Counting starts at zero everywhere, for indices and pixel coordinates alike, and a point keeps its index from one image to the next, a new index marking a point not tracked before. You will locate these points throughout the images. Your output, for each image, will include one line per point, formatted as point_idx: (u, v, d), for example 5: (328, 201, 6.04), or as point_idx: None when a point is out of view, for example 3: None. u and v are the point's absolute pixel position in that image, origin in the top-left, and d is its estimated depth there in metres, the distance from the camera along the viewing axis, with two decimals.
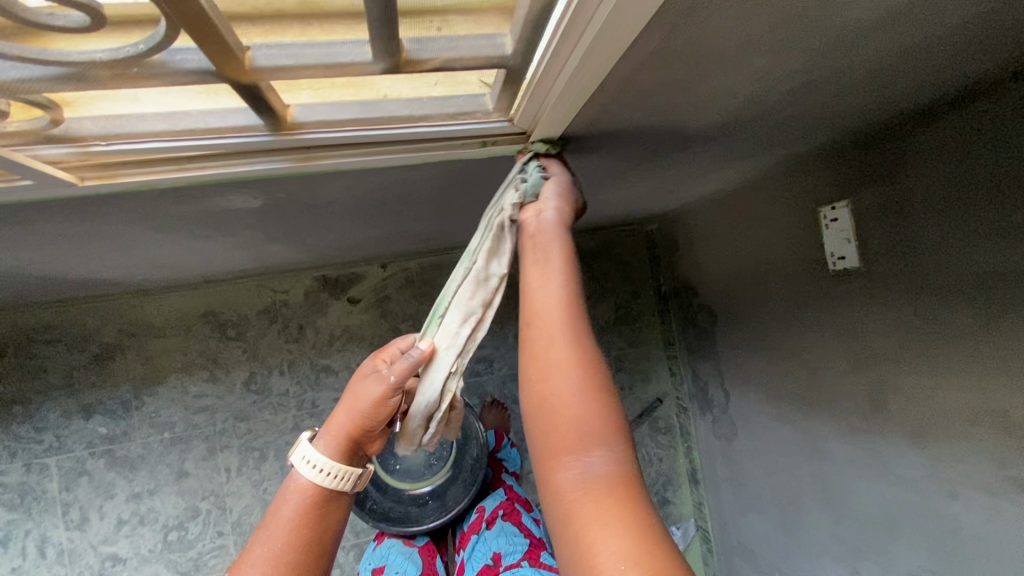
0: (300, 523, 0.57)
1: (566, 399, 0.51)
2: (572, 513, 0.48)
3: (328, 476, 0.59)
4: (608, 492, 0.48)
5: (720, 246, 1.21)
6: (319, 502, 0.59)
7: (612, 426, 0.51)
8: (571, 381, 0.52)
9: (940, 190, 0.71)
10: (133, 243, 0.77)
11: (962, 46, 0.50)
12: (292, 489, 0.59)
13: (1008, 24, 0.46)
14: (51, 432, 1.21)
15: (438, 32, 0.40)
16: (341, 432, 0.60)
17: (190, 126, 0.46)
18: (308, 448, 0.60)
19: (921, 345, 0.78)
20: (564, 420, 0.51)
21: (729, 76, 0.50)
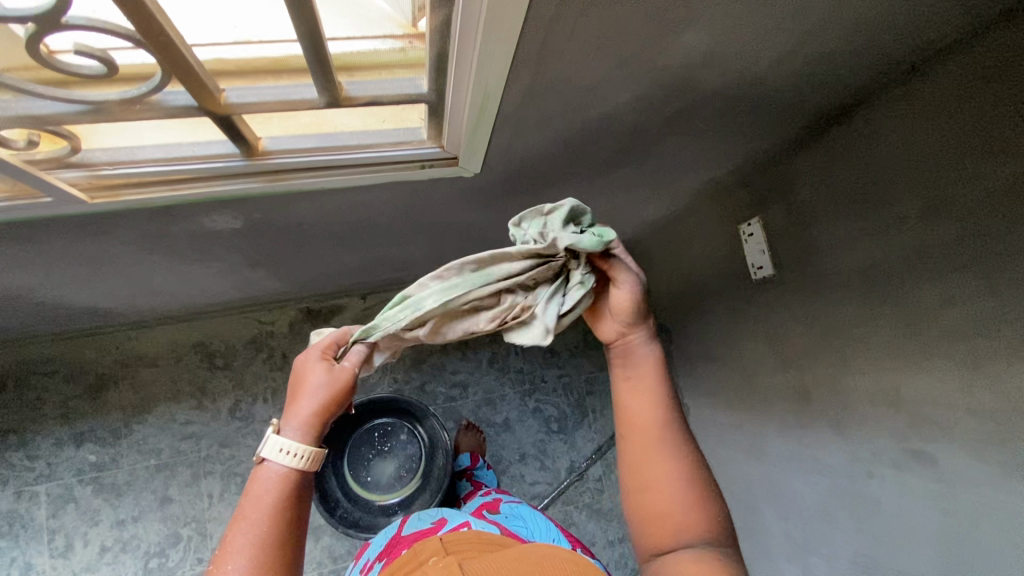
0: (279, 506, 0.50)
1: (667, 483, 0.54)
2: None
3: (296, 457, 0.50)
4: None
5: (667, 268, 1.32)
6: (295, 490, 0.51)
7: (718, 521, 0.54)
8: (670, 467, 0.54)
9: (825, 199, 0.83)
10: (131, 267, 0.88)
11: (804, 67, 0.62)
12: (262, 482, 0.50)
13: (833, 45, 0.58)
14: (43, 460, 1.27)
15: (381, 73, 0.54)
16: (305, 419, 0.52)
17: (180, 153, 0.59)
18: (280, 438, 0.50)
19: (828, 338, 0.87)
20: (667, 515, 0.53)
21: (607, 106, 0.63)
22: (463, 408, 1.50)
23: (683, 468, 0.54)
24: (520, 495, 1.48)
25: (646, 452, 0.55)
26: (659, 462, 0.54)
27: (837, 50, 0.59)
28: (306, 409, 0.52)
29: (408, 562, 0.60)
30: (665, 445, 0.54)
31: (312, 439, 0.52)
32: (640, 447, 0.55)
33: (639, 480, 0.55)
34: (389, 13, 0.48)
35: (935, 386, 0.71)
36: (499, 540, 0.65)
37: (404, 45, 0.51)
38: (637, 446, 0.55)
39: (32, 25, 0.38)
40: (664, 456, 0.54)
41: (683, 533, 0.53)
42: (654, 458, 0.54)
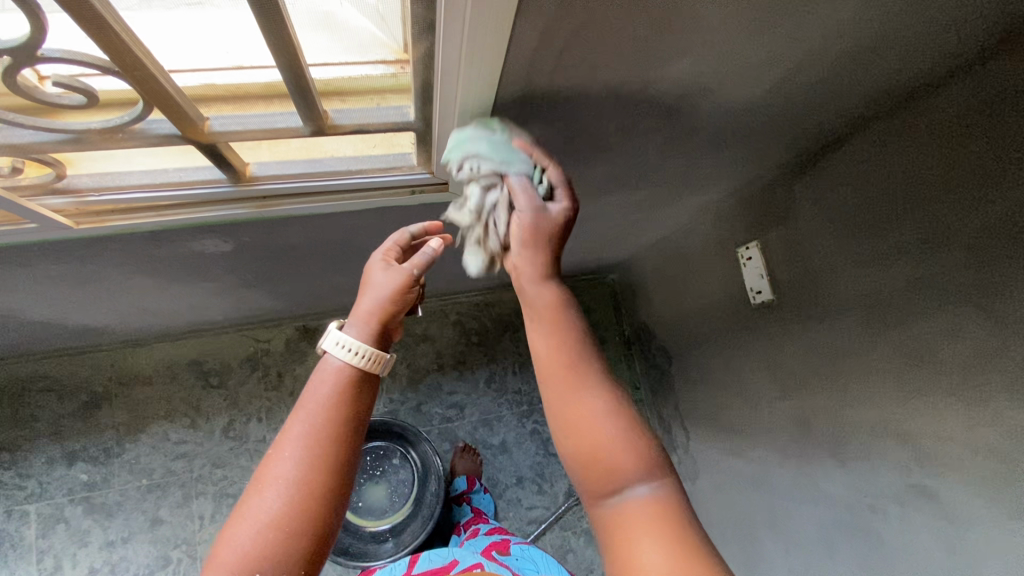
0: (337, 407, 0.44)
1: (590, 422, 0.42)
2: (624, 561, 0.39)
3: (359, 356, 0.46)
4: (663, 537, 0.39)
5: (666, 290, 1.31)
6: (354, 392, 0.45)
7: (655, 454, 0.42)
8: (591, 401, 0.43)
9: (826, 224, 0.81)
10: (122, 289, 0.87)
11: (798, 94, 0.61)
12: (322, 381, 0.45)
13: (827, 73, 0.57)
14: (35, 479, 1.26)
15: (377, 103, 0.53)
16: (369, 316, 0.48)
17: (167, 180, 0.59)
18: (342, 331, 0.47)
19: (829, 367, 0.85)
20: (596, 459, 0.42)
21: (597, 132, 0.62)
22: (460, 429, 1.48)
23: (594, 391, 0.44)
24: (517, 519, 1.45)
25: (563, 385, 0.44)
26: (567, 390, 0.44)
27: (832, 77, 0.58)
28: (369, 306, 0.49)
29: None
30: (570, 366, 0.45)
31: (374, 337, 0.47)
32: (548, 375, 0.45)
33: (560, 421, 0.44)
34: (382, 39, 0.45)
35: (940, 419, 0.69)
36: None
37: (397, 70, 0.49)
38: (552, 381, 0.45)
39: (8, 58, 0.38)
40: (571, 378, 0.44)
41: (624, 480, 0.41)
42: (558, 393, 0.44)
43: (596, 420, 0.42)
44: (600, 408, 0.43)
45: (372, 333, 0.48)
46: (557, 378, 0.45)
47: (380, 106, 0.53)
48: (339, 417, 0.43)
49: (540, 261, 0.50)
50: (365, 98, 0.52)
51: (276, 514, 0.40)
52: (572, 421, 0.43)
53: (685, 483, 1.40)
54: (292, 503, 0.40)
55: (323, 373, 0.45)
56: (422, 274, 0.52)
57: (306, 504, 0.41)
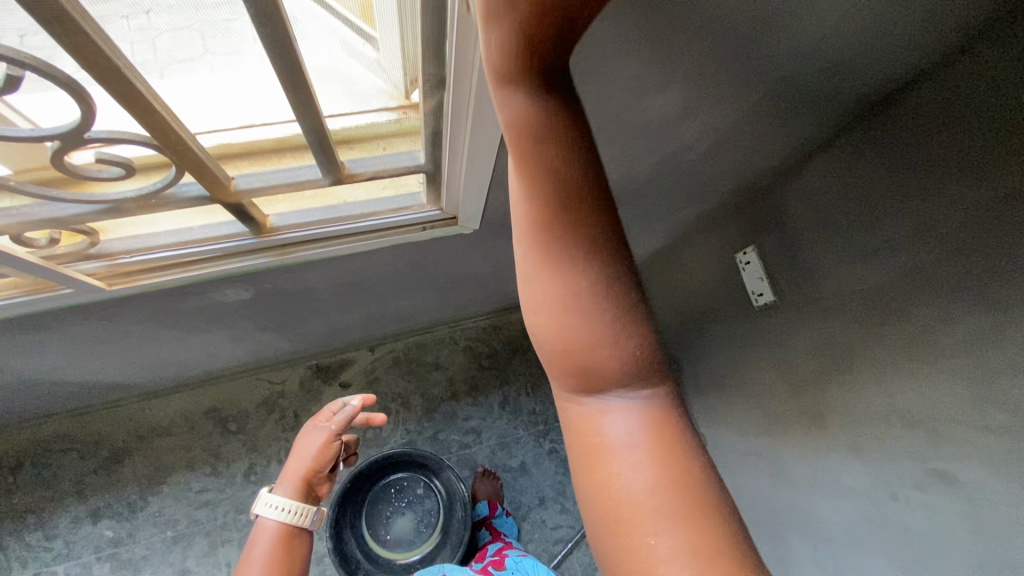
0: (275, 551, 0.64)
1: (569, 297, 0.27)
2: (605, 501, 0.27)
3: (289, 514, 0.66)
4: (660, 476, 0.26)
5: (670, 299, 1.34)
6: (286, 539, 0.66)
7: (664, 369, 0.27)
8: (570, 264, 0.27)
9: (819, 223, 0.84)
10: (145, 343, 0.90)
11: (782, 107, 0.65)
12: (262, 533, 0.66)
13: (807, 87, 0.61)
14: (61, 539, 1.26)
15: (386, 149, 0.56)
16: (294, 476, 0.69)
17: (194, 238, 0.62)
18: (269, 496, 0.67)
19: (836, 361, 0.87)
20: (579, 363, 0.27)
21: (595, 160, 0.66)
22: (478, 454, 1.49)
23: (571, 256, 0.27)
24: (542, 540, 1.45)
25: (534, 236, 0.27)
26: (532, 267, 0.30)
27: (810, 91, 0.63)
28: (296, 468, 0.70)
29: None
30: (554, 229, 0.27)
31: (296, 494, 0.68)
32: (519, 244, 0.28)
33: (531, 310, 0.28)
34: (384, 88, 0.48)
35: (949, 404, 0.71)
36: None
37: (400, 115, 0.52)
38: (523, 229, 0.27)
39: (57, 142, 0.41)
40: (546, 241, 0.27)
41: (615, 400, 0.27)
42: (532, 264, 0.28)
43: (587, 309, 0.27)
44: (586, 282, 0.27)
45: (297, 494, 0.68)
46: (535, 245, 0.28)
47: (387, 153, 0.57)
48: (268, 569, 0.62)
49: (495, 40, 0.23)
50: (373, 148, 0.56)
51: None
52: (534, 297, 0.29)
53: None
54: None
55: (261, 529, 0.66)
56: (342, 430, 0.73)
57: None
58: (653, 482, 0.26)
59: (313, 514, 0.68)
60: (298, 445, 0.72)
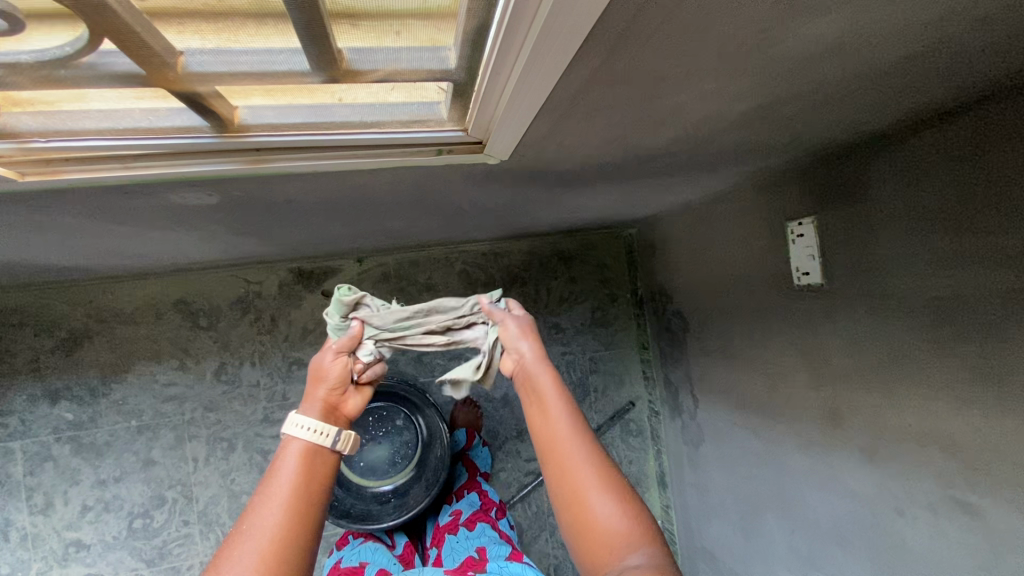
0: (300, 477, 0.59)
1: (565, 436, 0.61)
2: (593, 547, 0.56)
3: (315, 432, 0.61)
4: (621, 528, 0.56)
5: (694, 254, 1.21)
6: (312, 459, 0.61)
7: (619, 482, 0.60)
8: (564, 424, 0.62)
9: (902, 211, 0.71)
10: (90, 235, 0.75)
11: (927, 68, 0.49)
12: (290, 453, 0.61)
13: (973, 48, 0.45)
14: (17, 416, 1.20)
15: (397, 36, 0.39)
16: (316, 399, 0.65)
17: (134, 125, 0.46)
18: (295, 416, 0.63)
19: (877, 365, 0.78)
20: (573, 482, 0.59)
21: (680, 99, 0.50)
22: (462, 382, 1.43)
23: (595, 477, 0.59)
24: (514, 470, 1.46)
25: (546, 410, 0.64)
26: (551, 427, 0.63)
27: (975, 53, 0.46)
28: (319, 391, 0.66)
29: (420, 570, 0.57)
30: (553, 406, 0.64)
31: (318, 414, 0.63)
32: (536, 415, 0.65)
33: (548, 452, 0.62)
34: None
35: (1000, 440, 0.64)
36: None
37: None
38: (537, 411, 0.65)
39: None
40: (581, 467, 0.60)
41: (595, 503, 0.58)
42: (545, 429, 0.63)
43: (571, 453, 0.60)
44: (571, 433, 0.62)
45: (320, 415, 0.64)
46: (541, 423, 0.64)
47: (399, 44, 0.40)
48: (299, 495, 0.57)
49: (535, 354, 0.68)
50: (383, 34, 0.38)
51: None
52: (580, 502, 0.58)
53: (685, 447, 1.39)
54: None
55: (285, 448, 0.61)
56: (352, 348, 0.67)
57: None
58: (623, 531, 0.56)
59: (336, 432, 0.63)
60: (314, 368, 0.67)
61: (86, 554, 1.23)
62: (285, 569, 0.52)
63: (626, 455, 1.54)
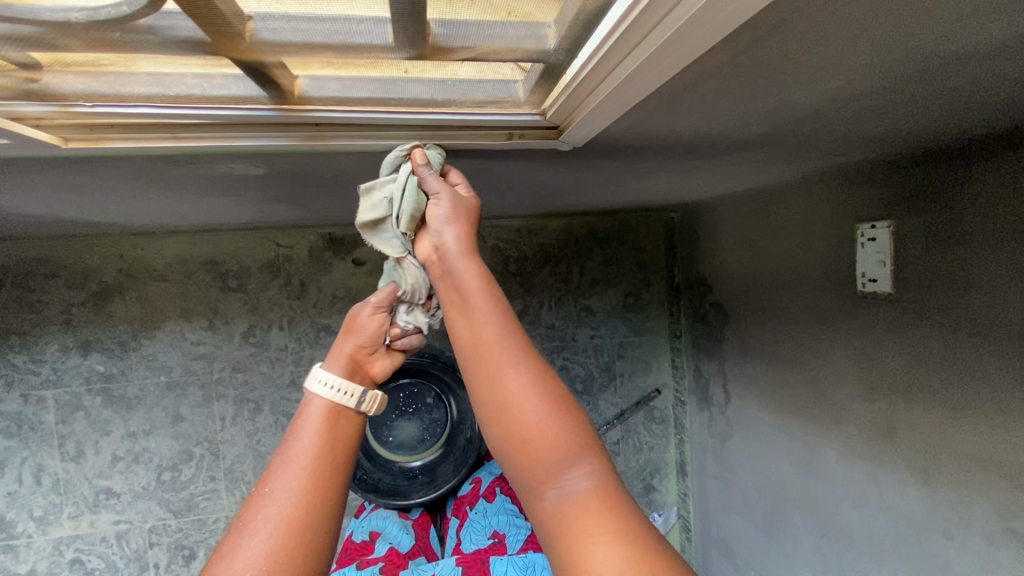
0: (318, 443, 0.60)
1: (493, 328, 0.54)
2: (524, 461, 0.50)
3: (341, 392, 0.64)
4: (555, 440, 0.50)
5: (744, 246, 1.15)
6: (331, 417, 0.63)
7: (549, 383, 0.53)
8: (489, 311, 0.55)
9: (997, 226, 0.65)
10: (128, 196, 0.72)
11: None
12: (311, 412, 0.63)
13: None
14: (49, 366, 1.22)
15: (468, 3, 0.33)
16: (343, 355, 0.67)
17: (185, 91, 0.42)
18: (320, 370, 0.65)
19: (942, 385, 0.74)
20: (496, 387, 0.52)
21: (795, 94, 0.44)
22: None
23: (535, 395, 0.52)
24: None
25: (475, 298, 0.56)
26: (478, 319, 0.55)
27: None
28: (347, 346, 0.68)
29: None
30: (480, 298, 0.56)
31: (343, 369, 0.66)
32: (462, 308, 0.57)
33: (473, 352, 0.55)
34: None
35: None
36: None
37: None
38: (461, 302, 0.57)
39: None
40: (510, 371, 0.52)
41: (522, 410, 0.51)
42: (473, 324, 0.55)
43: (500, 354, 0.53)
44: (496, 324, 0.55)
45: (347, 369, 0.67)
46: (468, 318, 0.56)
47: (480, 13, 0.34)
48: (322, 457, 0.59)
49: (461, 237, 0.57)
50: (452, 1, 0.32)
51: (265, 551, 0.51)
52: (513, 415, 0.51)
53: (711, 439, 1.37)
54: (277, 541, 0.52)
55: (308, 406, 0.64)
56: (385, 303, 0.68)
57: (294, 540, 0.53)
58: (557, 442, 0.50)
59: (361, 393, 0.65)
60: (351, 318, 0.68)
61: (116, 502, 1.26)
62: (310, 534, 0.54)
63: (647, 441, 1.53)
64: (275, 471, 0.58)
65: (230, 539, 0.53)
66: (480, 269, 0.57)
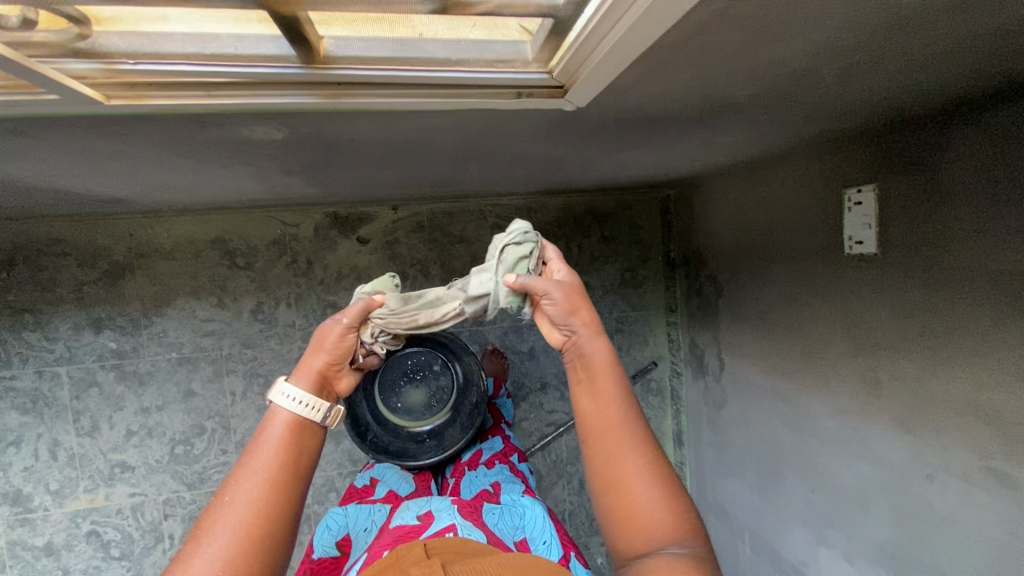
0: (282, 454, 0.54)
1: (610, 410, 0.56)
2: (627, 527, 0.54)
3: (306, 408, 0.56)
4: (662, 516, 0.54)
5: (737, 218, 1.20)
6: (297, 430, 0.56)
7: (662, 471, 0.56)
8: (609, 386, 0.57)
9: (974, 184, 0.69)
10: (148, 165, 0.75)
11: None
12: (275, 419, 0.56)
13: None
14: (63, 343, 1.25)
15: None
16: (311, 370, 0.58)
17: (220, 50, 0.46)
18: (284, 383, 0.57)
19: (924, 338, 0.79)
20: (614, 465, 0.55)
21: (782, 50, 0.48)
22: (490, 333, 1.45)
23: (645, 466, 0.55)
24: (537, 420, 1.50)
25: (593, 376, 0.57)
26: (601, 402, 0.56)
27: None
28: (315, 361, 0.59)
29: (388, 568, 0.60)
30: (602, 379, 0.57)
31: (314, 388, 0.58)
32: (580, 392, 0.58)
33: (589, 433, 0.57)
34: None
35: None
36: (485, 550, 0.66)
37: None
38: (582, 382, 0.57)
39: None
40: (626, 451, 0.55)
41: (636, 488, 0.54)
42: (591, 403, 0.56)
43: (619, 435, 0.56)
44: (617, 405, 0.56)
45: (315, 385, 0.58)
46: (586, 396, 0.57)
47: None
48: (278, 476, 0.54)
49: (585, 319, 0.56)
50: None
51: (219, 564, 0.49)
52: (625, 492, 0.54)
53: (707, 407, 1.42)
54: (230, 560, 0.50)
55: (273, 417, 0.56)
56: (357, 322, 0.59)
57: (250, 558, 0.50)
58: (662, 518, 0.54)
59: (328, 410, 0.57)
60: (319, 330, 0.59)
61: (131, 475, 1.30)
62: (268, 543, 0.52)
63: (645, 412, 1.58)
64: (236, 476, 0.54)
65: (190, 548, 0.51)
66: (603, 346, 0.57)
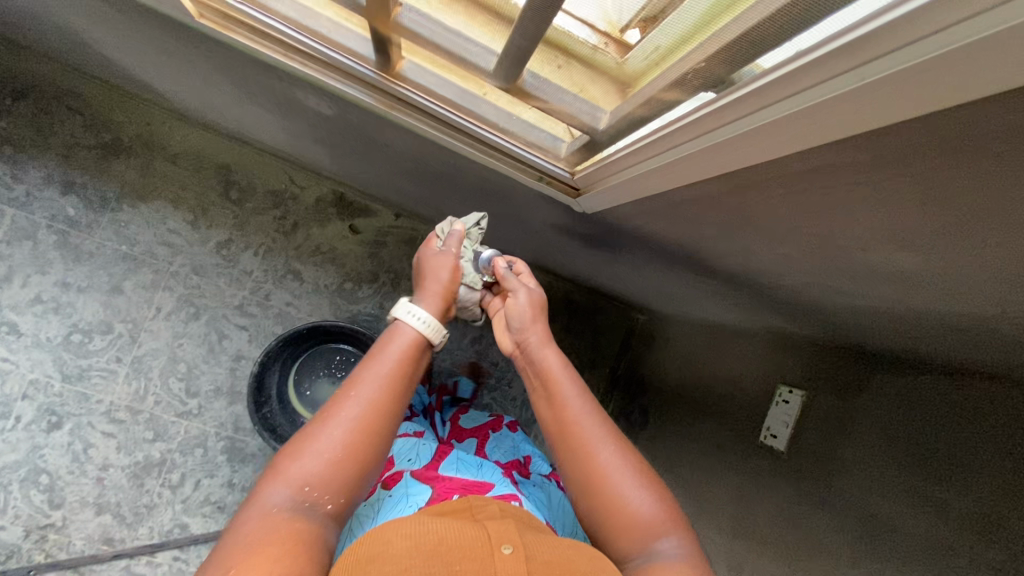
0: (397, 370, 0.60)
1: (581, 419, 0.64)
2: (614, 525, 0.59)
3: (428, 327, 0.64)
4: (650, 519, 0.59)
5: (684, 366, 1.26)
6: (416, 350, 0.63)
7: (637, 467, 0.62)
8: (576, 401, 0.65)
9: (879, 429, 0.76)
10: (198, 78, 0.79)
11: (957, 325, 0.56)
12: (397, 337, 0.63)
13: (1003, 329, 0.52)
14: (25, 188, 1.22)
15: (555, 70, 0.48)
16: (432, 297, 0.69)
17: (314, 27, 0.51)
18: (409, 304, 0.66)
19: (796, 548, 0.83)
20: (591, 472, 0.61)
21: (758, 245, 0.56)
22: None
23: (619, 461, 0.62)
24: None
25: (560, 395, 0.66)
26: (569, 417, 0.64)
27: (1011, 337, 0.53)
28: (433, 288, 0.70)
29: (462, 514, 0.56)
30: (567, 393, 0.66)
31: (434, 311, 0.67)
32: (555, 412, 0.66)
33: (567, 442, 0.64)
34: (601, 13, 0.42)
35: None
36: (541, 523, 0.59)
37: (600, 44, 0.45)
38: (555, 403, 0.66)
39: None
40: (603, 449, 0.62)
41: (617, 491, 0.60)
42: (562, 420, 0.65)
43: (594, 437, 0.63)
44: (588, 416, 0.64)
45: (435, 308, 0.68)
46: (557, 415, 0.65)
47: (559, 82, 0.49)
48: (394, 381, 0.59)
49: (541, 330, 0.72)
50: (546, 62, 0.48)
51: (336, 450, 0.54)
52: (606, 489, 0.60)
53: None
54: (344, 443, 0.54)
55: (396, 331, 0.64)
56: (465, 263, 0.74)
57: (356, 451, 0.55)
58: (645, 518, 0.59)
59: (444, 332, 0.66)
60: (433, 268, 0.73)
61: (13, 340, 1.22)
62: (369, 451, 0.56)
63: None
64: (356, 378, 0.59)
65: (310, 430, 0.56)
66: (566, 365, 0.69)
